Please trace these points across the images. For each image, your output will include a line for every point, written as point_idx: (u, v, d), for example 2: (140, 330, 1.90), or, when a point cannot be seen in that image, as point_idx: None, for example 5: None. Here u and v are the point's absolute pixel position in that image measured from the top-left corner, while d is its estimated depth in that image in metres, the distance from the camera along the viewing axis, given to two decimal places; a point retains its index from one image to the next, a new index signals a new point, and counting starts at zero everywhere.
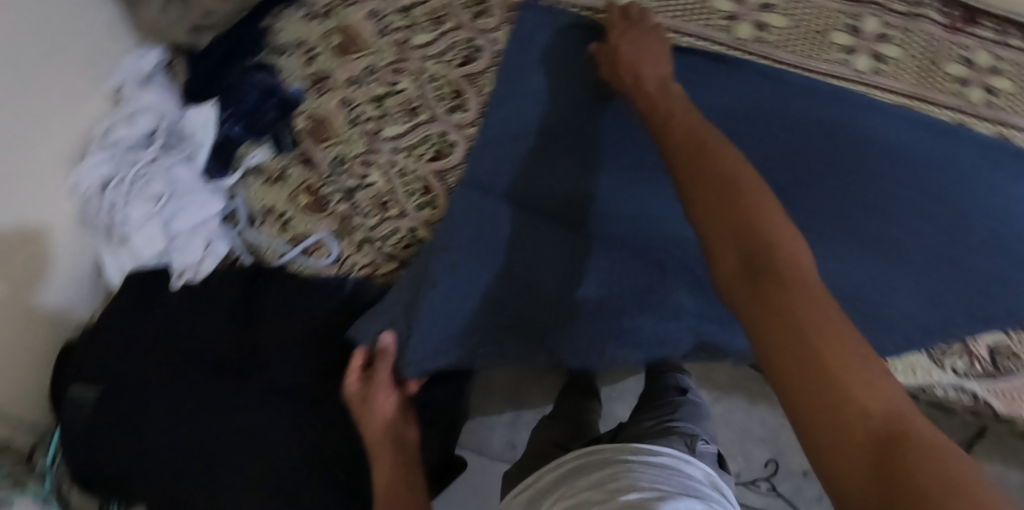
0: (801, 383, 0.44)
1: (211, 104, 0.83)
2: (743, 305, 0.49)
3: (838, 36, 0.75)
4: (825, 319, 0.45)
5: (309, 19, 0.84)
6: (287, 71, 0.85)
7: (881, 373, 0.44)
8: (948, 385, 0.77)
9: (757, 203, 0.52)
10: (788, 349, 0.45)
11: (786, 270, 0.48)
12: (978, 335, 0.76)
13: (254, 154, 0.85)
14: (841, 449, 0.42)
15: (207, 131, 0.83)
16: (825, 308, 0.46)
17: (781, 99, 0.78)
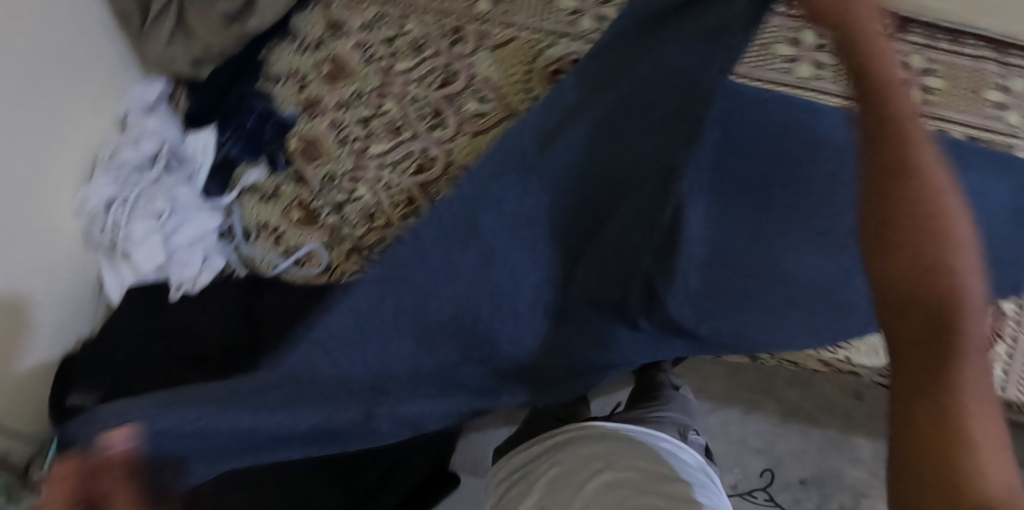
0: (918, 391, 0.44)
1: (211, 130, 0.92)
2: (888, 311, 0.46)
3: (781, 48, 0.84)
4: (960, 335, 0.43)
5: (302, 51, 0.95)
6: (282, 98, 0.94)
7: (991, 405, 0.43)
8: None
9: (938, 206, 0.46)
10: (918, 361, 0.44)
11: (942, 284, 0.44)
12: None
13: (250, 174, 0.92)
14: (917, 455, 0.42)
15: (207, 153, 0.92)
16: (973, 319, 0.43)
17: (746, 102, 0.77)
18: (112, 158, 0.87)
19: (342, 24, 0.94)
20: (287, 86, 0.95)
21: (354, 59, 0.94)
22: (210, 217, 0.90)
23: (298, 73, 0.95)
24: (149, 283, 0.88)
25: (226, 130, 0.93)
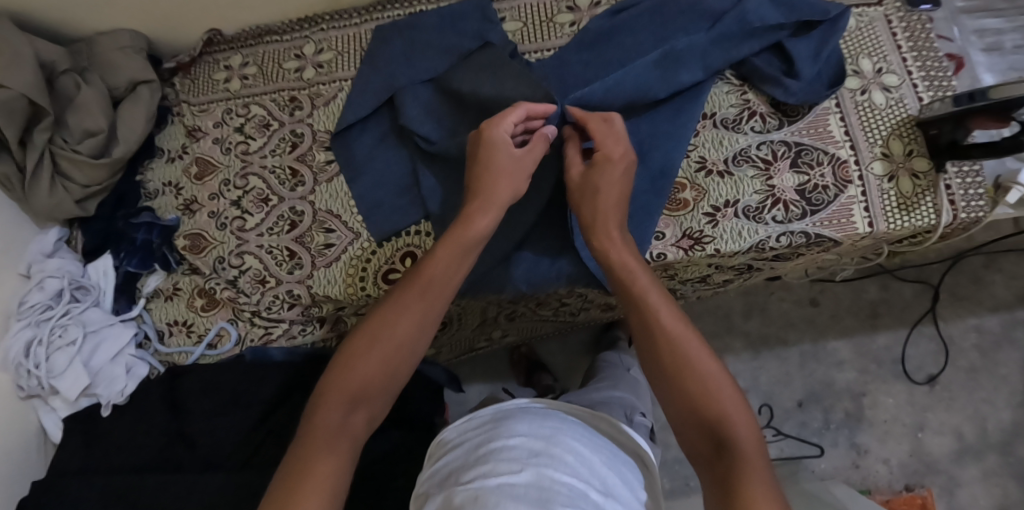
0: (692, 421, 0.73)
1: (108, 256, 1.03)
2: (653, 369, 0.77)
3: (562, 17, 1.02)
4: (696, 380, 0.73)
5: (171, 162, 1.07)
6: (163, 206, 1.05)
7: (741, 415, 0.71)
8: (776, 233, 0.91)
9: (647, 288, 0.79)
10: (680, 399, 0.73)
11: (674, 350, 0.75)
12: (784, 186, 0.93)
13: (150, 281, 1.02)
14: (718, 432, 0.71)
15: (108, 277, 1.02)
16: (708, 392, 0.72)
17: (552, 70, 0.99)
18: (24, 303, 0.98)
19: (198, 129, 1.07)
20: (167, 196, 1.05)
21: (215, 154, 1.05)
22: (123, 330, 1.00)
23: (172, 183, 1.06)
24: (83, 408, 0.98)
25: (123, 250, 1.03)
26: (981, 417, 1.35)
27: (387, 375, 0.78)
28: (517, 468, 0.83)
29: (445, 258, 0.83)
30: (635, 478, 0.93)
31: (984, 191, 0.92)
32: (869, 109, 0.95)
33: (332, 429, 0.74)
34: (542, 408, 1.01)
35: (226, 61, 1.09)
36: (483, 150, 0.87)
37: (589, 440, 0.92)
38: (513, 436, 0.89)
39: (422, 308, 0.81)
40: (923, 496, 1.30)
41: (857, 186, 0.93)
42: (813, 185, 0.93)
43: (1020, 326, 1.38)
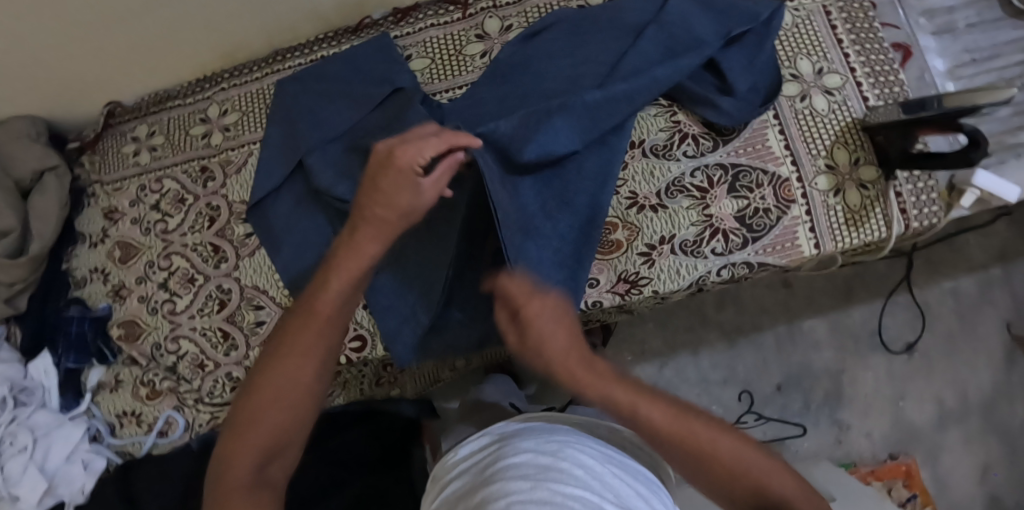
0: (697, 473, 0.67)
1: (45, 354, 1.01)
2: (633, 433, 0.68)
3: (472, 49, 0.95)
4: (687, 430, 0.66)
5: (93, 247, 1.03)
6: (93, 295, 1.02)
7: (744, 446, 0.66)
8: (717, 267, 0.86)
9: (575, 346, 0.68)
10: (680, 454, 0.66)
11: (642, 410, 0.67)
12: (723, 215, 0.87)
13: (91, 375, 1.01)
14: (733, 473, 0.65)
15: (49, 375, 1.01)
16: (702, 438, 0.66)
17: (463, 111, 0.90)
18: None
19: (115, 210, 1.02)
20: (96, 283, 1.02)
21: (135, 235, 1.01)
22: (74, 428, 0.98)
23: (99, 268, 1.03)
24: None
25: (60, 345, 1.01)
26: (963, 381, 1.28)
27: (299, 423, 0.68)
28: (526, 479, 0.71)
29: (336, 291, 0.69)
30: (648, 485, 0.80)
31: (937, 196, 0.87)
32: (809, 117, 0.89)
33: (245, 488, 0.64)
34: (537, 437, 0.82)
35: (132, 132, 1.02)
36: (375, 189, 0.70)
37: (597, 451, 0.80)
38: (514, 457, 0.76)
39: (324, 344, 0.68)
40: (908, 464, 1.24)
41: (801, 205, 0.87)
42: (753, 209, 0.87)
43: (995, 284, 1.29)
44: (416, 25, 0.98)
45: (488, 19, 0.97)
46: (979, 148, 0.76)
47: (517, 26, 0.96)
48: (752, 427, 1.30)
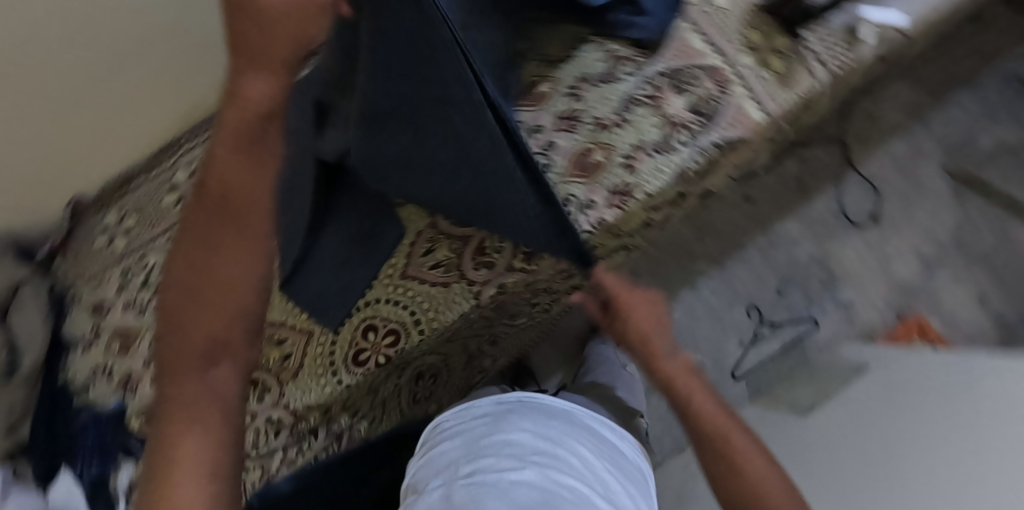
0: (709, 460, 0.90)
1: (65, 474, 0.93)
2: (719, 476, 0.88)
3: None
4: (734, 451, 0.88)
5: (88, 347, 0.99)
6: (102, 395, 0.97)
7: (757, 464, 0.87)
8: (690, 154, 0.93)
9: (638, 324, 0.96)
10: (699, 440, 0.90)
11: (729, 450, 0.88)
12: (678, 111, 0.95)
13: (122, 476, 0.94)
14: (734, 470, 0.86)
15: (73, 496, 0.92)
16: (755, 466, 0.87)
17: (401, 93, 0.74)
18: None
19: (103, 301, 0.99)
20: (101, 382, 0.97)
21: (129, 320, 0.97)
22: None
23: (100, 366, 0.98)
24: None
25: (78, 455, 0.96)
26: (931, 230, 1.39)
27: (244, 289, 0.65)
28: (525, 454, 0.83)
29: (230, 169, 0.76)
30: (641, 477, 0.94)
31: (843, 43, 0.97)
32: (716, 13, 1.00)
33: (202, 361, 0.63)
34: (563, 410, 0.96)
35: (102, 223, 1.02)
36: (253, 62, 0.70)
37: (596, 444, 0.91)
38: (521, 432, 0.87)
39: (239, 176, 0.69)
40: (918, 319, 1.33)
41: (738, 83, 0.96)
42: (701, 99, 0.96)
43: (922, 140, 1.43)
44: None
45: None
46: None
47: None
48: (770, 336, 1.41)
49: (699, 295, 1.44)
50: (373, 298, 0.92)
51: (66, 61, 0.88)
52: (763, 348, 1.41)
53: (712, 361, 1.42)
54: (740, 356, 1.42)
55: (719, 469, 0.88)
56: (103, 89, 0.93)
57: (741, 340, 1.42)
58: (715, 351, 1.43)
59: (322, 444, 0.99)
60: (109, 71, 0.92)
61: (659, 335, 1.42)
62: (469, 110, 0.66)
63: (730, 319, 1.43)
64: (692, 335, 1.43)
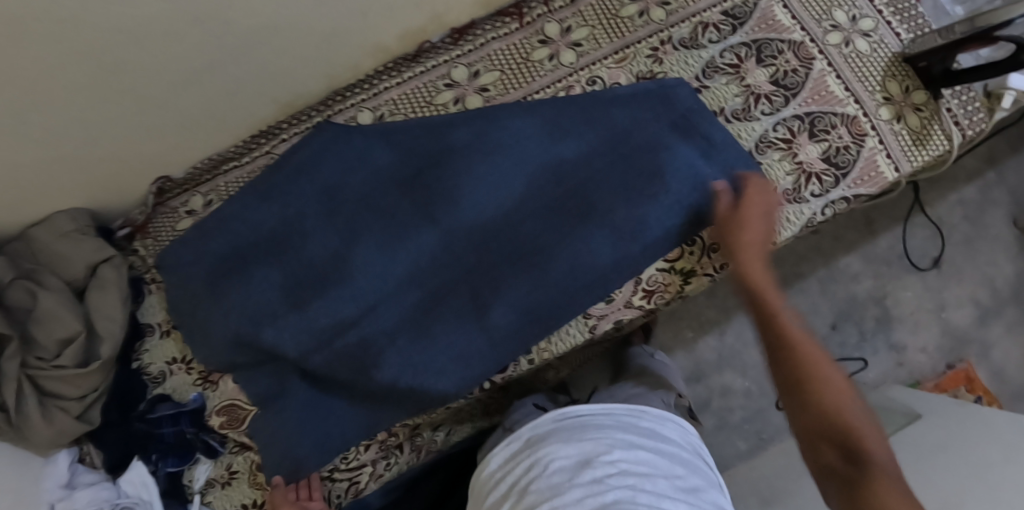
0: (812, 412, 0.70)
1: (138, 463, 0.89)
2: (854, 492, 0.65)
3: (538, 53, 0.95)
4: (837, 403, 0.69)
5: (167, 339, 0.95)
6: (179, 387, 0.93)
7: (877, 444, 0.67)
8: (821, 207, 0.91)
9: (837, 404, 0.69)
10: (847, 484, 0.66)
11: (859, 450, 0.66)
12: (810, 159, 0.93)
13: (198, 474, 0.91)
14: (821, 432, 0.69)
15: (150, 487, 0.89)
16: (842, 397, 0.70)
17: (595, 184, 0.89)
18: None
19: None
20: (179, 374, 0.93)
21: None
22: None
23: (178, 358, 0.94)
24: None
25: (154, 451, 0.91)
26: (990, 278, 1.41)
27: None
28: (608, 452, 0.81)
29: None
30: (629, 411, 0.90)
31: (979, 104, 0.97)
32: (857, 59, 0.96)
33: None
34: (508, 451, 0.89)
35: (186, 206, 0.96)
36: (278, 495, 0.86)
37: (633, 438, 0.85)
38: (570, 453, 0.81)
39: None
40: (965, 370, 1.39)
41: (873, 136, 0.95)
42: (835, 148, 0.93)
43: (993, 187, 1.42)
44: (476, 42, 0.96)
45: (546, 23, 0.96)
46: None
47: (576, 27, 0.96)
48: None
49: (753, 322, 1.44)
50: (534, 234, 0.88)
51: (187, 55, 0.80)
52: None
53: (758, 387, 1.45)
54: None
55: (830, 489, 0.68)
56: (202, 83, 0.85)
57: None
58: (761, 378, 1.45)
59: (405, 458, 0.96)
60: (186, 56, 0.80)
61: (708, 357, 1.45)
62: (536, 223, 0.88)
63: None
64: (742, 361, 1.45)
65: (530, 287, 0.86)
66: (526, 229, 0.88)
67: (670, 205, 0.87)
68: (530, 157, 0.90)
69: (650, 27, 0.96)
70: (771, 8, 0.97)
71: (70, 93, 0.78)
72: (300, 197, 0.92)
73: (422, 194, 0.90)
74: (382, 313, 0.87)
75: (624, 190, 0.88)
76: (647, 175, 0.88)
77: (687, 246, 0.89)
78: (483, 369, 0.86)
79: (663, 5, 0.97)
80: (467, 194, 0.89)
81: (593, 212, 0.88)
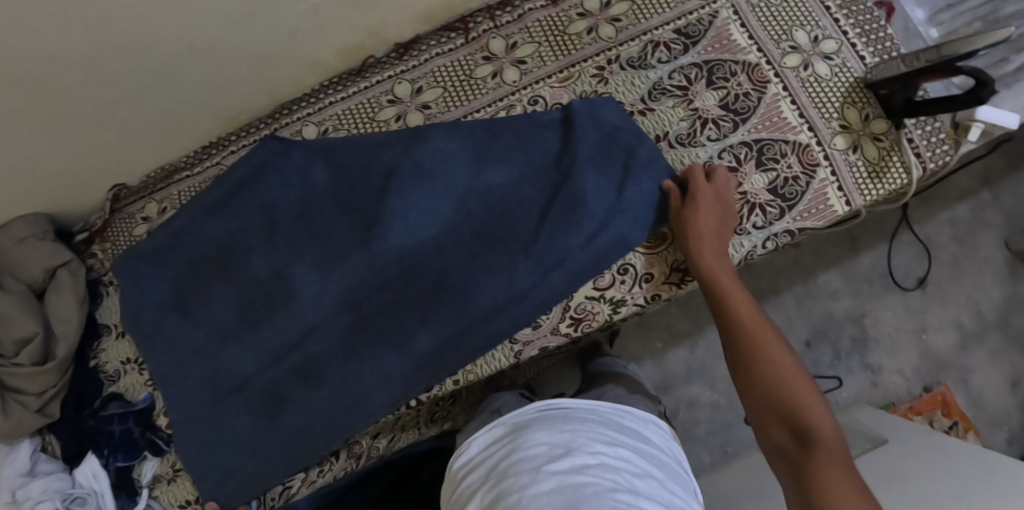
0: (764, 403, 0.71)
1: (90, 456, 0.95)
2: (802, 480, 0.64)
3: (482, 70, 0.95)
4: (789, 388, 0.70)
5: (121, 339, 0.99)
6: (130, 387, 0.98)
7: (831, 430, 0.67)
8: (763, 239, 0.89)
9: (790, 387, 0.70)
10: (795, 461, 0.66)
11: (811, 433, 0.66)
12: (755, 190, 0.90)
13: (145, 470, 0.96)
14: (768, 418, 0.70)
15: (100, 479, 0.95)
16: (795, 383, 0.70)
17: (513, 209, 0.89)
18: None
19: None
20: (131, 374, 0.98)
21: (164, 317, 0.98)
22: None
23: (130, 359, 0.99)
24: None
25: (105, 446, 0.96)
26: (975, 301, 1.37)
27: None
28: (587, 444, 0.79)
29: None
30: (614, 409, 0.89)
31: (945, 135, 0.92)
32: (815, 82, 0.92)
33: None
34: (490, 436, 0.86)
35: (141, 213, 1.00)
36: None
37: (614, 435, 0.83)
38: (543, 439, 0.79)
39: None
40: (942, 394, 1.34)
41: (826, 167, 0.91)
42: (783, 180, 0.90)
43: (987, 207, 1.39)
44: (420, 57, 0.96)
45: (492, 39, 0.96)
46: (985, 86, 0.80)
47: (522, 43, 0.95)
48: None
49: None
50: (450, 258, 0.89)
51: (127, 74, 0.84)
52: None
53: (726, 401, 1.44)
54: None
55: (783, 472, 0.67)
56: (149, 96, 0.88)
57: None
58: (729, 392, 1.44)
59: (341, 465, 1.02)
60: (131, 72, 0.83)
61: (676, 368, 1.45)
62: (453, 248, 0.89)
63: None
64: (711, 372, 1.45)
65: (455, 314, 0.87)
66: (448, 253, 0.89)
67: (595, 224, 0.87)
68: (459, 183, 0.90)
69: (598, 44, 0.94)
70: (727, 27, 0.94)
71: (23, 109, 0.82)
72: (244, 210, 0.94)
73: (358, 219, 0.92)
74: (321, 335, 0.90)
75: (543, 213, 0.88)
76: (571, 195, 0.87)
77: (618, 275, 0.88)
78: (407, 389, 0.88)
79: (613, 22, 0.95)
80: (396, 222, 0.89)
81: (514, 241, 0.88)
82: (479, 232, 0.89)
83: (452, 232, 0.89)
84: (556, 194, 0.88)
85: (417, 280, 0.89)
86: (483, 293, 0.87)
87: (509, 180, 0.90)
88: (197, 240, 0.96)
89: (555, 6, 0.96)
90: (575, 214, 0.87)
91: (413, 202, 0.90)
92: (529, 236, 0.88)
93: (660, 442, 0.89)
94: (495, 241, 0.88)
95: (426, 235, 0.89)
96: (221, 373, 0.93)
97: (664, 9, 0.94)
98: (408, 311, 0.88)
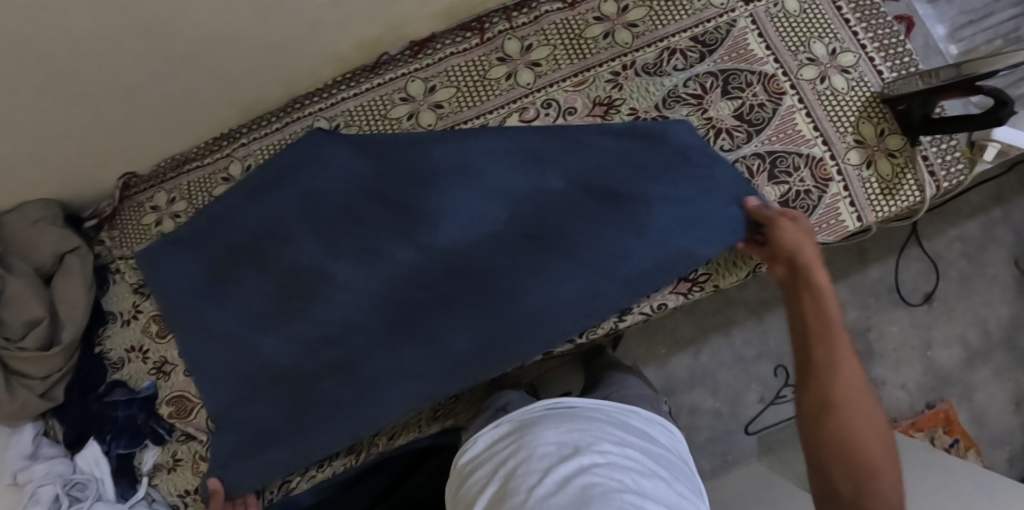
0: (824, 436, 0.69)
1: (92, 442, 0.95)
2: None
3: (496, 71, 0.94)
4: (858, 426, 0.68)
5: (127, 326, 0.99)
6: (134, 375, 0.98)
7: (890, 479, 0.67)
8: None
9: (859, 426, 0.68)
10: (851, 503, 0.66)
11: (873, 481, 0.66)
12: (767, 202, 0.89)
13: (146, 457, 0.96)
14: (827, 450, 0.68)
15: (101, 464, 0.95)
16: (865, 423, 0.68)
17: (569, 210, 0.88)
18: None
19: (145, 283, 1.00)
20: (135, 362, 0.98)
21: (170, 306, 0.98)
22: None
23: (135, 346, 0.99)
24: None
25: (107, 433, 0.96)
26: (982, 319, 1.36)
27: None
28: (596, 443, 0.78)
29: None
30: (621, 408, 0.89)
31: (960, 154, 0.91)
32: (831, 96, 0.92)
33: None
34: (496, 432, 0.86)
35: (151, 202, 1.00)
36: None
37: (621, 435, 0.82)
38: (553, 440, 0.79)
39: None
40: (946, 411, 1.33)
41: (838, 182, 0.90)
42: (795, 193, 0.90)
43: (998, 224, 1.38)
44: (434, 56, 0.96)
45: (507, 40, 0.95)
46: (1005, 107, 0.78)
47: (537, 45, 0.94)
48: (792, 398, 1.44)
49: (729, 343, 1.45)
50: (495, 261, 0.88)
51: (141, 64, 0.83)
52: (784, 409, 1.43)
53: (727, 409, 1.44)
54: (757, 412, 1.43)
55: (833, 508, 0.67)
56: (163, 87, 0.88)
57: (762, 397, 1.44)
58: (731, 400, 1.44)
59: (341, 461, 1.01)
60: (149, 63, 0.84)
61: (679, 375, 1.45)
62: (502, 247, 0.88)
63: (757, 376, 1.44)
64: (714, 380, 1.44)
65: (497, 319, 0.86)
66: (492, 252, 0.88)
67: (652, 232, 0.85)
68: (469, 185, 0.90)
69: (614, 49, 0.93)
70: (745, 37, 0.93)
71: (37, 95, 0.82)
72: (253, 203, 0.95)
73: (395, 211, 0.91)
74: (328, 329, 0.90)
75: (606, 215, 0.87)
76: (628, 201, 0.86)
77: None
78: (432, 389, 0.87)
79: (629, 27, 0.94)
80: (444, 220, 0.89)
81: (562, 244, 0.86)
82: (534, 231, 0.88)
83: (507, 229, 0.89)
84: (621, 197, 0.87)
85: (461, 280, 0.88)
86: (529, 294, 0.86)
87: (571, 180, 0.89)
88: (206, 231, 0.96)
89: (571, 9, 0.95)
90: (637, 220, 0.86)
91: (461, 197, 0.90)
92: (582, 239, 0.86)
93: (664, 440, 0.88)
94: (547, 241, 0.87)
95: (484, 229, 0.89)
96: (243, 359, 0.93)
97: (681, 15, 0.94)
98: (456, 311, 0.87)
